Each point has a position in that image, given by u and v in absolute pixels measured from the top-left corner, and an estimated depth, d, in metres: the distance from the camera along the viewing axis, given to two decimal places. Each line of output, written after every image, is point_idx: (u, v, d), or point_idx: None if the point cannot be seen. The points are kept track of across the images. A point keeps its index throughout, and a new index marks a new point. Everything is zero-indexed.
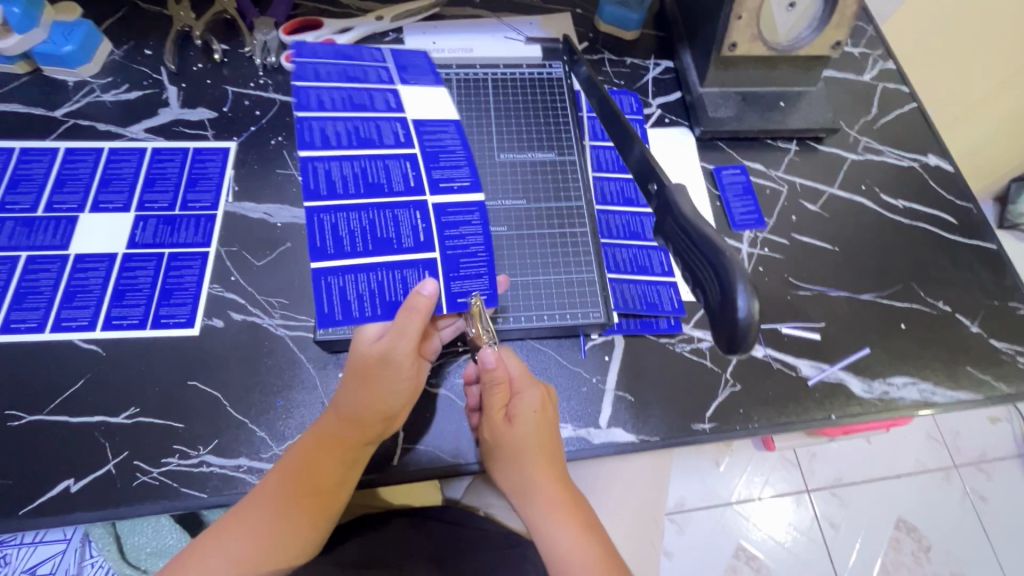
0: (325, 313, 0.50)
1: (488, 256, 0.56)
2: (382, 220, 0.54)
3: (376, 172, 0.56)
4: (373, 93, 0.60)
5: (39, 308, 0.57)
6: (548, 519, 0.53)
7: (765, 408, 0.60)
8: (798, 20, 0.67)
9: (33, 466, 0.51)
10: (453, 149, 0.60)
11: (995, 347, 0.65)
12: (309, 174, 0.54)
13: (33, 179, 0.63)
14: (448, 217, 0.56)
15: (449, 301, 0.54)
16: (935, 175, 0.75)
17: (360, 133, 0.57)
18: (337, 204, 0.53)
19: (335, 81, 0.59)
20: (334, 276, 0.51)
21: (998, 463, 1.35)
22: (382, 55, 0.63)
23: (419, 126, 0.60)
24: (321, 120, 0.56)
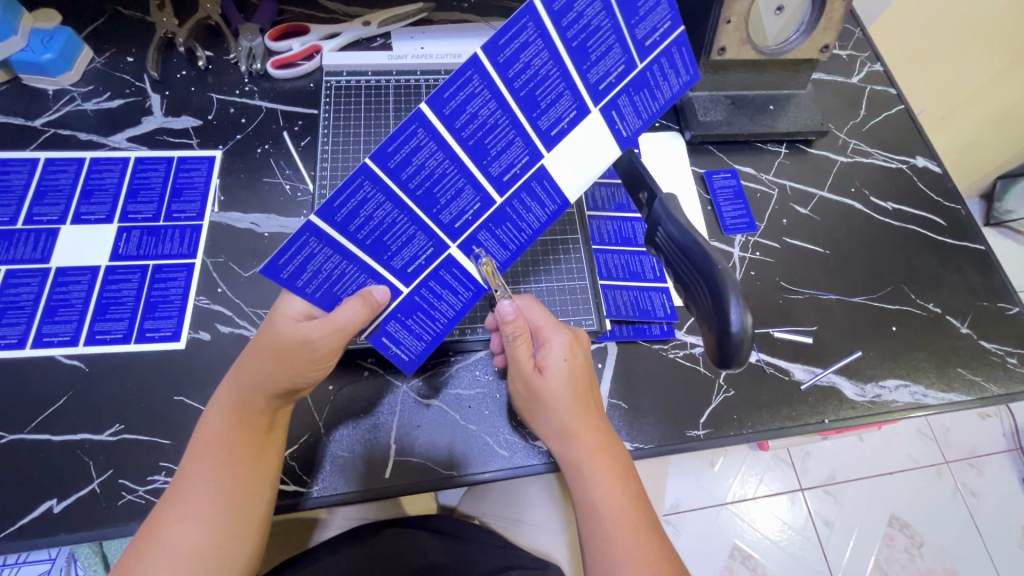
0: (278, 264, 0.40)
1: (437, 332, 0.52)
2: (400, 233, 0.43)
3: (446, 188, 0.42)
4: (563, 97, 0.42)
5: (19, 323, 0.56)
6: (587, 471, 0.49)
7: (758, 413, 0.59)
8: (785, 25, 0.68)
9: (13, 486, 0.50)
10: (525, 226, 0.49)
11: (985, 348, 0.66)
12: (405, 135, 0.38)
13: (12, 191, 0.61)
14: (447, 275, 0.49)
15: (377, 335, 0.50)
16: (924, 177, 0.76)
17: (489, 139, 0.41)
18: (390, 188, 0.40)
19: (562, 39, 0.39)
20: (316, 245, 0.41)
21: (989, 458, 1.36)
22: (646, 47, 0.43)
23: (535, 179, 0.46)
24: (485, 86, 0.38)
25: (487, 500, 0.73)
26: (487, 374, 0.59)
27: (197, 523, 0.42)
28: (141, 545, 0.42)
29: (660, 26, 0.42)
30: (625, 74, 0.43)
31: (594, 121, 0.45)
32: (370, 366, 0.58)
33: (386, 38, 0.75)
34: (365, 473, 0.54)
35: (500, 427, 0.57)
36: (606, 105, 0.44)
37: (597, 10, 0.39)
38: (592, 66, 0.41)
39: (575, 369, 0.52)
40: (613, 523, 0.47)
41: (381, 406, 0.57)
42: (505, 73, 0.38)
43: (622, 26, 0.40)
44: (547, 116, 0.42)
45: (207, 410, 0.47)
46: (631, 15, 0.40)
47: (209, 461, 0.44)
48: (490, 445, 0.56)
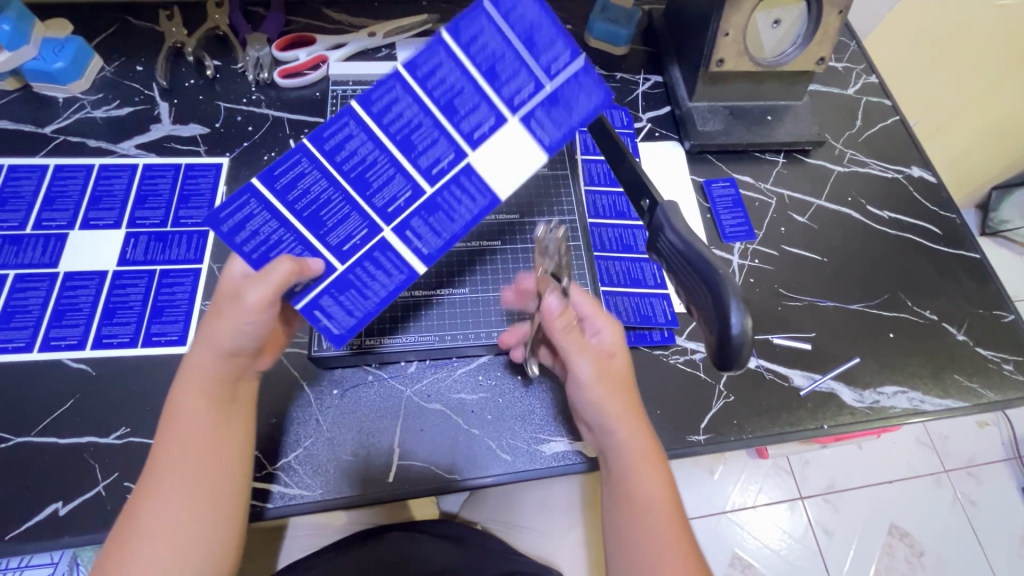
0: (219, 216, 0.44)
1: (370, 312, 0.49)
2: (336, 209, 0.46)
3: (378, 174, 0.45)
4: (481, 106, 0.44)
5: (27, 327, 0.56)
6: (638, 466, 0.48)
7: (758, 419, 0.60)
8: (783, 37, 0.70)
9: (19, 489, 0.50)
10: (458, 218, 0.47)
11: (982, 355, 0.66)
12: (337, 124, 0.44)
13: (22, 197, 0.62)
14: (382, 257, 0.47)
15: (308, 308, 0.47)
16: (919, 186, 0.77)
17: (414, 134, 0.45)
18: (324, 166, 0.45)
19: (471, 62, 0.43)
20: (256, 208, 0.45)
21: (988, 467, 1.37)
22: (553, 73, 0.43)
23: (464, 174, 0.46)
24: (407, 93, 0.43)
25: (488, 506, 0.74)
26: (490, 378, 0.60)
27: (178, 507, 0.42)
28: (123, 535, 0.41)
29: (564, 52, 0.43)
30: (537, 93, 0.44)
31: (514, 132, 0.45)
32: (372, 371, 0.59)
33: (391, 49, 0.77)
34: (371, 477, 0.54)
35: (503, 431, 0.57)
36: (523, 116, 0.44)
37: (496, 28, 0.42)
38: (504, 82, 0.43)
39: (616, 365, 0.50)
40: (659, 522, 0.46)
41: (386, 410, 0.57)
42: (421, 82, 0.43)
43: (526, 51, 0.42)
44: (466, 121, 0.44)
45: (174, 386, 0.45)
46: (533, 47, 0.42)
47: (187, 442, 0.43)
48: (493, 450, 0.56)
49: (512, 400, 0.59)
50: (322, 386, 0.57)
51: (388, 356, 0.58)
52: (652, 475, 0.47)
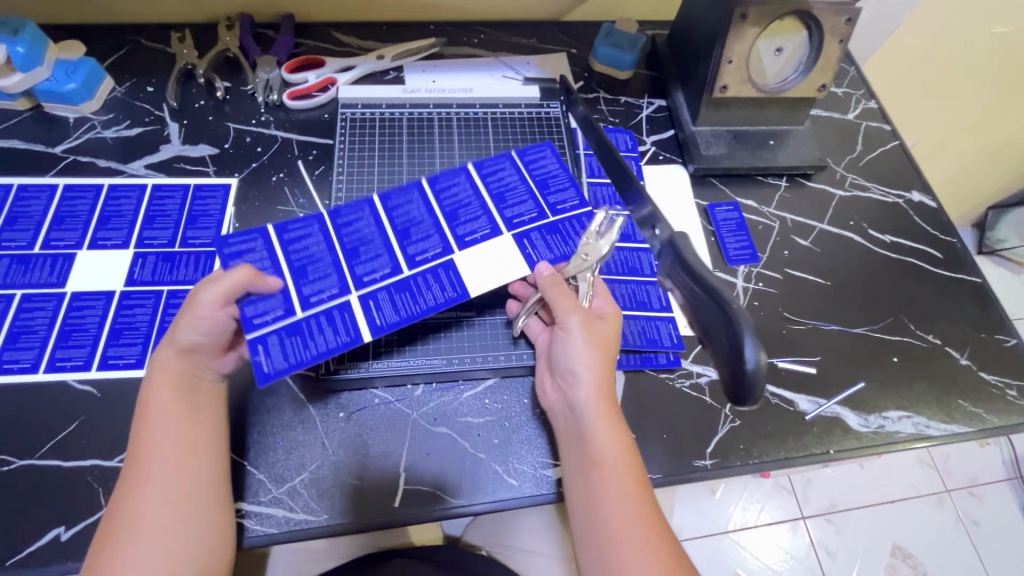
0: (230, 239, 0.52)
1: (303, 360, 0.47)
2: (321, 268, 0.52)
3: (369, 250, 0.54)
4: (480, 219, 0.56)
5: (33, 348, 0.56)
6: (602, 440, 0.49)
7: (765, 443, 0.60)
8: (784, 65, 0.71)
9: (22, 513, 0.50)
10: (422, 300, 0.51)
11: (985, 379, 0.67)
12: (352, 209, 0.55)
13: (31, 217, 0.62)
14: (338, 315, 0.50)
15: (252, 341, 0.47)
16: (919, 211, 0.78)
17: (414, 230, 0.55)
18: (326, 230, 0.54)
19: (487, 189, 0.59)
20: (255, 245, 0.52)
21: (990, 487, 1.36)
22: (557, 210, 0.58)
23: (443, 267, 0.53)
24: (421, 198, 0.57)
25: (487, 527, 0.73)
26: (497, 402, 0.60)
27: (161, 493, 0.44)
28: (109, 530, 0.43)
29: (569, 203, 0.58)
30: (539, 221, 0.57)
31: (503, 242, 0.55)
32: (379, 393, 0.59)
33: (399, 71, 0.78)
34: (376, 501, 0.54)
35: (509, 456, 0.57)
36: (517, 234, 0.55)
37: (513, 176, 0.60)
38: (509, 207, 0.57)
39: (595, 330, 0.52)
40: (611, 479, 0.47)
41: (393, 435, 0.57)
42: (439, 195, 0.58)
43: (538, 191, 0.59)
44: (466, 226, 0.56)
45: (145, 383, 0.48)
46: (543, 190, 0.59)
47: (156, 434, 0.46)
48: (499, 474, 0.56)
49: (519, 424, 0.59)
50: (328, 409, 0.57)
51: (394, 378, 0.58)
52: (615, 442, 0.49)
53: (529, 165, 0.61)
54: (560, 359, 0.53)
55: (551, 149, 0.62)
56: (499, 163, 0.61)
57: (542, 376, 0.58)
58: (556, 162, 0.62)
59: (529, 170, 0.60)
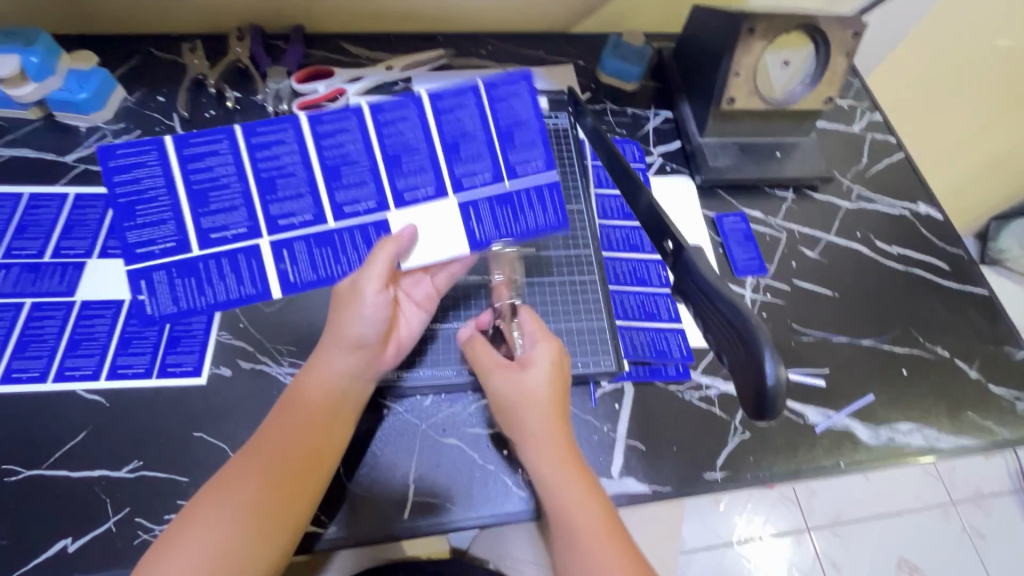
0: (188, 140, 0.53)
1: (195, 308, 0.53)
2: (225, 198, 0.53)
3: (288, 186, 0.55)
4: (425, 172, 0.56)
5: (42, 357, 0.56)
6: (557, 477, 0.48)
7: (775, 456, 0.60)
8: (792, 76, 0.74)
9: (28, 524, 0.49)
10: (342, 259, 0.55)
11: (994, 392, 0.66)
12: (277, 130, 0.54)
13: (41, 225, 0.63)
14: (243, 261, 0.54)
15: (139, 275, 0.52)
16: (925, 222, 0.78)
17: (406, 159, 0.56)
18: (240, 155, 0.54)
19: (443, 137, 0.56)
20: (161, 186, 0.52)
21: (996, 499, 1.35)
22: (515, 174, 0.57)
23: (374, 225, 0.56)
24: (358, 131, 0.56)
25: (492, 540, 0.72)
26: None
27: (236, 506, 0.43)
28: (192, 514, 0.43)
29: (532, 164, 0.58)
30: (492, 188, 0.57)
31: (447, 205, 0.57)
32: (388, 404, 0.58)
33: (408, 82, 0.79)
34: (385, 513, 0.53)
35: (519, 467, 0.57)
36: (462, 200, 0.56)
37: (524, 109, 0.57)
38: (461, 161, 0.56)
39: (513, 379, 0.52)
40: (586, 533, 0.46)
41: (402, 446, 0.57)
42: (381, 130, 0.56)
43: (499, 146, 0.57)
44: (407, 179, 0.56)
45: (298, 380, 0.51)
46: (506, 145, 0.57)
47: (282, 438, 0.47)
48: (508, 486, 0.56)
49: None
50: None
51: (403, 389, 0.58)
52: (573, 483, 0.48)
53: (494, 106, 0.57)
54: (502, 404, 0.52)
55: (531, 88, 0.57)
56: (461, 94, 0.56)
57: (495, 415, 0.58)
58: (529, 103, 0.57)
59: (492, 112, 0.57)
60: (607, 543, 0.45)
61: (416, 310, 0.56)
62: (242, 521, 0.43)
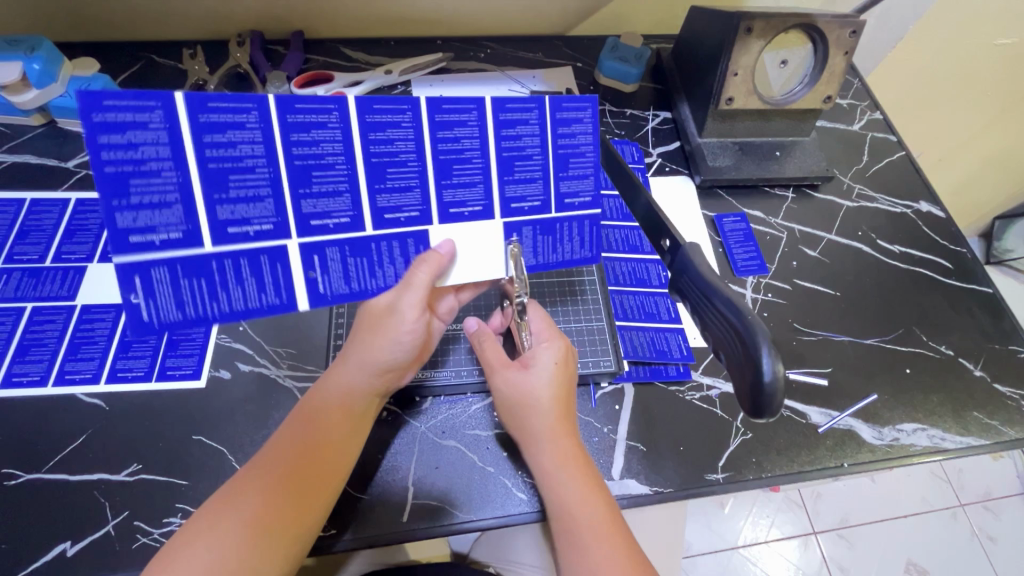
0: (207, 103, 0.40)
1: (204, 316, 0.45)
2: (250, 184, 0.43)
3: (325, 182, 0.45)
4: (474, 186, 0.49)
5: (42, 361, 0.56)
6: (562, 476, 0.48)
7: (778, 457, 0.59)
8: (790, 77, 0.73)
9: (26, 528, 0.49)
10: (378, 273, 0.50)
11: (1000, 391, 0.66)
12: (319, 110, 0.43)
13: (43, 230, 0.63)
14: (262, 263, 0.45)
15: (132, 270, 0.42)
16: (927, 221, 0.78)
17: (457, 168, 0.48)
18: (271, 133, 0.42)
19: (497, 145, 0.49)
20: (165, 158, 0.40)
21: (1005, 501, 1.34)
22: (564, 202, 0.52)
23: (415, 239, 0.49)
24: (410, 128, 0.46)
25: (494, 545, 0.72)
26: None
27: (239, 518, 0.42)
28: (195, 526, 0.42)
29: (582, 196, 0.53)
30: (539, 208, 0.52)
31: (493, 225, 0.51)
32: (388, 407, 0.58)
33: (407, 86, 0.79)
34: (383, 513, 0.53)
35: (518, 469, 0.56)
36: (509, 222, 0.51)
37: (587, 139, 0.51)
38: (511, 180, 0.50)
39: (516, 382, 0.52)
40: (590, 530, 0.45)
41: (399, 448, 0.56)
42: (437, 133, 0.47)
43: (552, 171, 0.51)
44: (455, 192, 0.49)
45: (313, 391, 0.51)
46: (559, 169, 0.51)
47: (294, 452, 0.46)
48: (508, 488, 0.55)
49: None
50: None
51: (401, 390, 0.58)
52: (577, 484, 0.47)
53: (558, 128, 0.50)
54: (506, 403, 0.52)
55: (594, 106, 0.50)
56: (526, 107, 0.49)
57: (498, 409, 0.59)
58: (591, 133, 0.51)
59: (555, 134, 0.50)
60: (609, 541, 0.45)
61: (440, 321, 0.57)
62: (246, 532, 0.41)
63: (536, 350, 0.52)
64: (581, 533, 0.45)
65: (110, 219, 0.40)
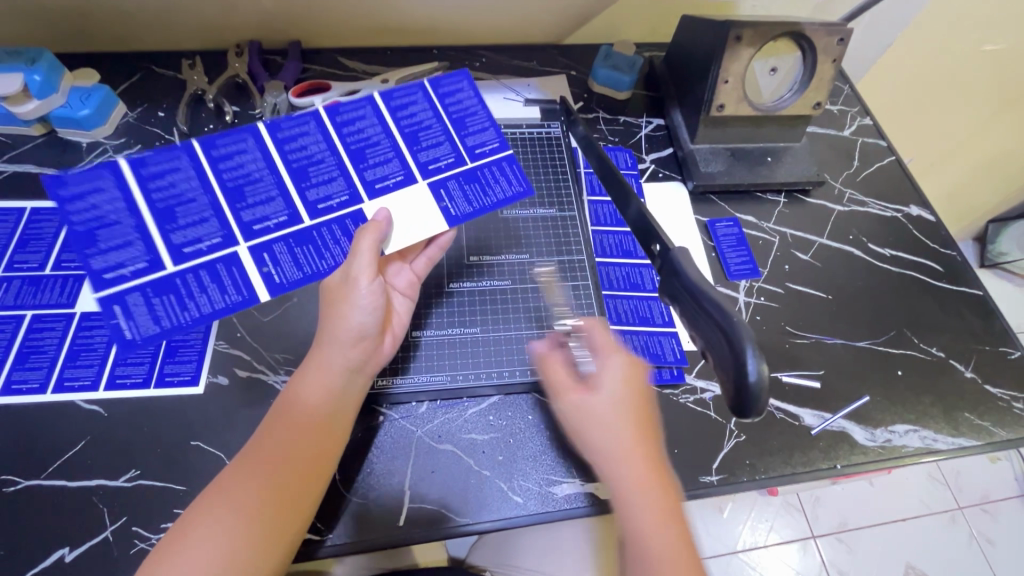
0: (145, 161, 0.50)
1: (180, 325, 0.50)
2: (194, 210, 0.51)
3: (258, 191, 0.53)
4: (392, 161, 0.58)
5: (42, 368, 0.57)
6: (635, 503, 0.45)
7: (771, 459, 0.60)
8: (780, 84, 0.74)
9: (24, 534, 0.50)
10: (325, 254, 0.54)
11: (991, 392, 0.66)
12: (236, 139, 0.53)
13: (42, 239, 0.64)
14: (223, 270, 0.51)
15: (110, 300, 0.48)
16: (918, 225, 0.79)
17: (370, 150, 0.58)
18: (201, 166, 0.52)
19: (398, 124, 0.59)
20: (121, 210, 0.49)
21: (1003, 504, 1.34)
22: (475, 153, 0.61)
23: (350, 218, 0.55)
24: (318, 131, 0.56)
25: (493, 549, 0.72)
26: (501, 419, 0.59)
27: (235, 506, 0.44)
28: (195, 517, 0.44)
29: (488, 144, 0.62)
30: (456, 165, 0.60)
31: (420, 189, 0.58)
32: (384, 411, 0.58)
33: None
34: (381, 518, 0.53)
35: (514, 473, 0.56)
36: (434, 182, 0.58)
37: (470, 98, 0.62)
38: (423, 149, 0.59)
39: (584, 406, 0.49)
40: (664, 565, 0.43)
41: (395, 453, 0.56)
42: (341, 129, 0.57)
43: (455, 131, 0.61)
44: (375, 170, 0.57)
45: (293, 378, 0.52)
46: (461, 130, 0.61)
47: (283, 441, 0.48)
48: (504, 492, 0.55)
49: (524, 441, 0.58)
50: None
51: (397, 395, 0.58)
52: (654, 514, 0.45)
53: (443, 98, 0.61)
54: (577, 423, 0.49)
55: (468, 78, 0.63)
56: (411, 93, 0.60)
57: (496, 414, 0.59)
58: (473, 94, 0.63)
59: (443, 103, 0.61)
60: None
61: (400, 297, 0.58)
62: (241, 519, 0.44)
63: (607, 367, 0.50)
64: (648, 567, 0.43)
65: (86, 265, 0.48)
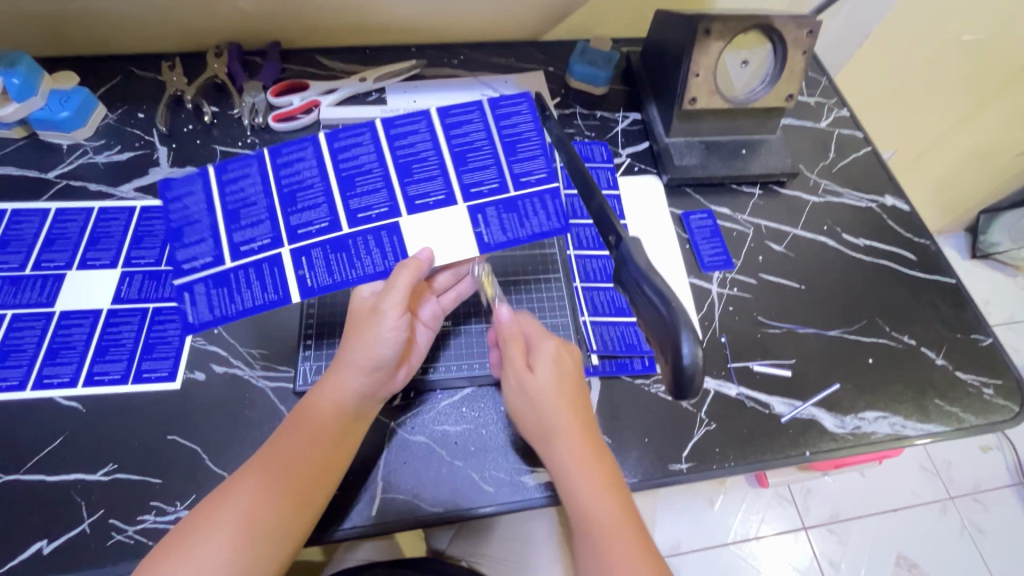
0: (225, 167, 0.58)
1: (228, 314, 0.55)
2: (254, 212, 0.57)
3: (308, 198, 0.58)
4: (435, 180, 0.58)
5: (21, 366, 0.58)
6: (577, 478, 0.49)
7: (741, 447, 0.60)
8: (752, 76, 0.75)
9: (5, 527, 0.51)
10: (357, 262, 0.56)
11: (961, 379, 0.67)
12: (299, 148, 0.59)
13: (23, 240, 0.65)
14: (269, 270, 0.56)
15: (182, 288, 0.55)
16: (893, 215, 0.79)
17: (417, 166, 0.59)
18: (267, 173, 0.58)
19: (449, 144, 0.59)
20: (199, 210, 0.57)
21: (993, 493, 1.34)
22: (520, 181, 0.58)
23: (386, 231, 0.57)
24: (371, 142, 0.59)
25: (470, 537, 0.73)
26: (474, 410, 0.60)
27: (243, 503, 0.46)
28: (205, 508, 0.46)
29: (535, 173, 0.58)
30: (498, 192, 0.57)
31: (458, 211, 0.57)
32: None
33: (381, 93, 0.81)
34: (351, 508, 0.54)
35: (486, 464, 0.57)
36: (473, 206, 0.57)
37: (528, 123, 0.59)
38: (469, 170, 0.58)
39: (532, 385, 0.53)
40: (601, 531, 0.47)
41: (367, 445, 0.57)
42: (394, 143, 0.59)
43: (505, 157, 0.58)
44: (418, 186, 0.58)
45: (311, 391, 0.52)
46: (511, 155, 0.58)
47: (297, 443, 0.49)
48: (476, 481, 0.56)
49: (495, 432, 0.59)
50: None
51: None
52: (603, 497, 0.48)
53: (501, 122, 0.59)
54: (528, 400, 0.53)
55: (528, 100, 0.60)
56: (468, 111, 0.60)
57: (467, 404, 0.60)
58: (531, 119, 0.59)
59: (499, 127, 0.59)
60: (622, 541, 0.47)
61: (424, 328, 0.59)
62: (248, 515, 0.45)
63: (535, 351, 0.54)
64: (588, 523, 0.48)
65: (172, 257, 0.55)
